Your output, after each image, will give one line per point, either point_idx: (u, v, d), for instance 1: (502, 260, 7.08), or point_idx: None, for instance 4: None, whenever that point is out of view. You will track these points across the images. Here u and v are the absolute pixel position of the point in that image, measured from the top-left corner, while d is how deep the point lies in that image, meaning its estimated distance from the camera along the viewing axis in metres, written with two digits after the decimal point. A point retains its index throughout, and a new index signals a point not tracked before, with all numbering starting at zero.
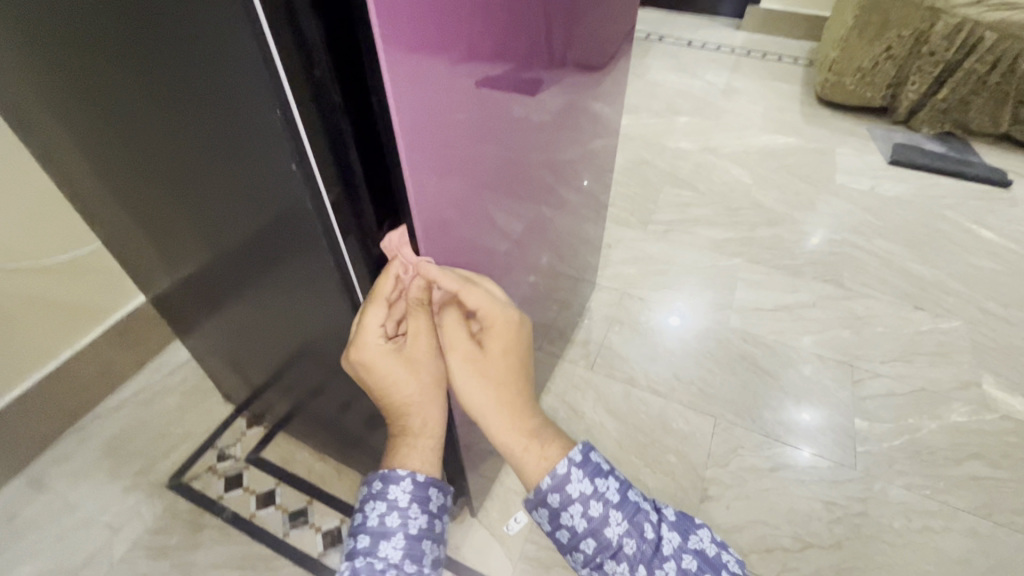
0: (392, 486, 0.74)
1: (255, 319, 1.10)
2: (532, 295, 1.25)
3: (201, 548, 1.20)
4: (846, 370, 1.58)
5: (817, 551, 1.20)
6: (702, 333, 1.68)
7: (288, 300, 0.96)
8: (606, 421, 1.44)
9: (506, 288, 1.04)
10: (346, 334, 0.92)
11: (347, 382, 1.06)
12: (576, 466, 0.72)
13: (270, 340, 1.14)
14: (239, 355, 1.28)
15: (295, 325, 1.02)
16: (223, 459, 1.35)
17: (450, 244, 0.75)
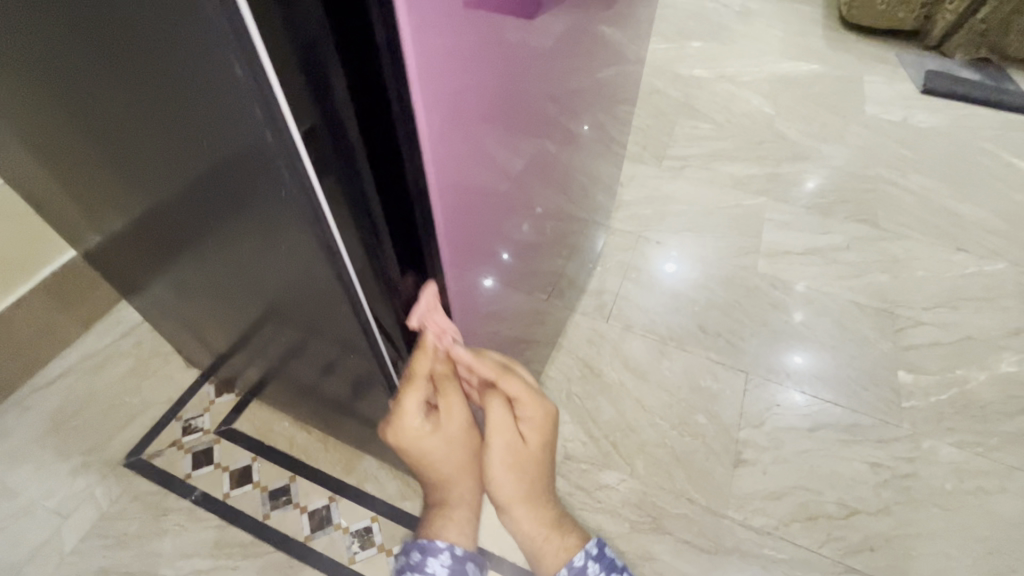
0: (431, 557, 0.80)
1: (215, 281, 0.90)
2: (546, 252, 1.10)
3: (167, 535, 1.04)
4: (887, 317, 1.43)
5: (864, 518, 1.09)
6: (728, 280, 1.51)
7: (253, 263, 0.77)
8: (626, 379, 1.29)
9: (520, 246, 0.91)
10: (323, 299, 0.73)
11: (325, 347, 0.88)
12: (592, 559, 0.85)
13: (234, 305, 0.94)
14: (195, 317, 1.08)
15: (262, 290, 0.83)
16: (189, 433, 1.17)
17: (462, 202, 0.61)
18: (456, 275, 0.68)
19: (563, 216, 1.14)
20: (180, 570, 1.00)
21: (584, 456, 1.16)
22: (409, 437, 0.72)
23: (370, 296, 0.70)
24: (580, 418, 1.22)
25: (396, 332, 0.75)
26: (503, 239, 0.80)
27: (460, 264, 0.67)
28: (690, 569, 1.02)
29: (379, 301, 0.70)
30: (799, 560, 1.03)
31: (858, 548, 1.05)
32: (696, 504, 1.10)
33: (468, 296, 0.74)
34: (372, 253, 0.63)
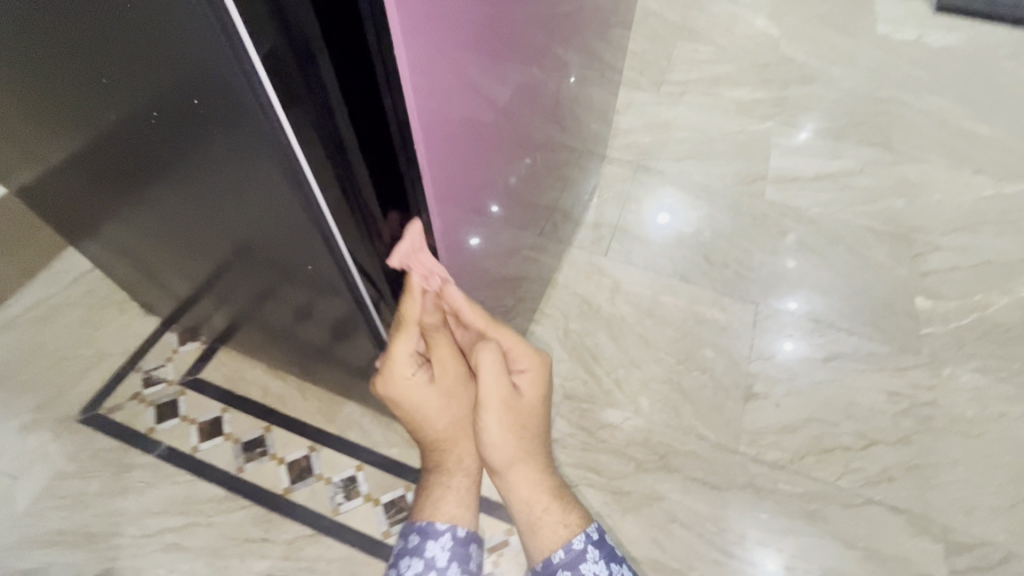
0: (429, 542, 0.68)
1: (174, 226, 0.79)
2: (544, 203, 1.03)
3: (130, 493, 0.94)
4: (903, 243, 1.34)
5: (883, 449, 1.02)
6: (734, 208, 1.40)
7: (212, 202, 0.67)
8: (628, 314, 1.19)
9: (518, 195, 0.83)
10: (292, 234, 0.63)
11: (295, 289, 0.76)
12: (593, 543, 0.68)
13: (197, 254, 0.84)
14: (151, 262, 0.96)
15: (225, 234, 0.73)
16: (151, 384, 1.07)
17: (455, 132, 0.54)
18: (441, 204, 0.58)
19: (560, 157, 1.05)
20: (146, 528, 0.91)
21: (585, 395, 1.07)
22: (402, 387, 0.65)
23: (339, 216, 0.59)
24: (580, 357, 1.12)
25: (373, 264, 0.65)
26: (495, 180, 0.70)
27: (445, 192, 0.57)
28: (701, 507, 0.95)
29: (351, 220, 0.60)
30: (817, 494, 0.97)
31: (877, 479, 0.99)
32: (706, 440, 1.02)
33: (456, 234, 0.64)
34: (335, 151, 0.52)
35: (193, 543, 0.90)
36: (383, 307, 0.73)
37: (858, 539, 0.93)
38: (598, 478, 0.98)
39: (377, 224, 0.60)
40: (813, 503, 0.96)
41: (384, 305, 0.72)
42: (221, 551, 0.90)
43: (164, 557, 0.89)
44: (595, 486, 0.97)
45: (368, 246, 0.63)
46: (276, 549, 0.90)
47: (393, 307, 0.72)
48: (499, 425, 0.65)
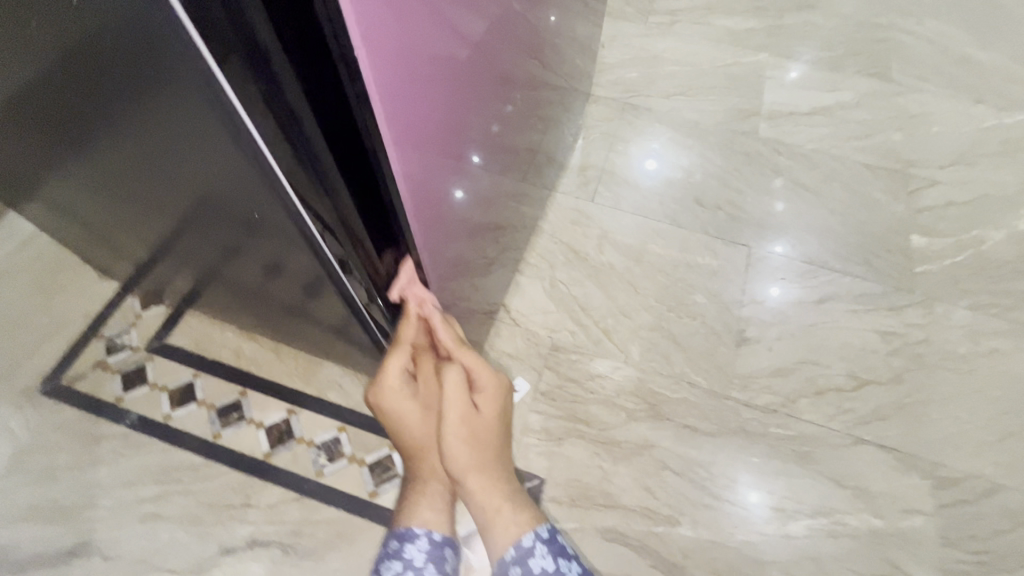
0: (408, 545, 0.74)
1: (124, 187, 0.71)
2: (525, 153, 0.96)
3: (102, 464, 0.90)
4: (900, 179, 1.29)
5: (874, 389, 1.01)
6: (726, 146, 1.33)
7: (159, 156, 0.59)
8: (617, 261, 1.14)
9: (496, 146, 0.76)
10: (246, 188, 0.55)
11: (258, 251, 0.69)
12: (542, 539, 0.73)
13: (153, 216, 0.76)
14: (104, 226, 0.88)
15: (179, 193, 0.66)
16: (115, 351, 1.00)
17: (416, 75, 0.46)
18: (398, 140, 0.48)
19: (542, 100, 0.97)
20: (121, 499, 0.88)
21: (573, 346, 1.04)
22: (387, 395, 0.75)
23: (286, 165, 0.50)
24: (568, 307, 1.08)
25: (334, 220, 0.57)
26: (466, 120, 0.60)
27: (403, 130, 0.47)
28: (692, 454, 0.94)
29: (301, 171, 0.51)
30: (807, 436, 0.96)
31: (867, 419, 0.98)
32: (697, 387, 1.00)
33: (421, 180, 0.54)
34: (268, 82, 0.43)
35: (172, 512, 0.87)
36: (350, 271, 0.64)
37: (848, 478, 0.92)
38: (589, 430, 0.96)
39: (333, 171, 0.51)
40: (804, 445, 0.95)
41: (351, 267, 0.64)
42: (201, 518, 0.87)
43: (142, 527, 0.86)
44: (585, 438, 0.95)
45: (327, 199, 0.54)
46: (259, 514, 0.87)
47: (362, 270, 0.64)
48: (460, 430, 0.76)
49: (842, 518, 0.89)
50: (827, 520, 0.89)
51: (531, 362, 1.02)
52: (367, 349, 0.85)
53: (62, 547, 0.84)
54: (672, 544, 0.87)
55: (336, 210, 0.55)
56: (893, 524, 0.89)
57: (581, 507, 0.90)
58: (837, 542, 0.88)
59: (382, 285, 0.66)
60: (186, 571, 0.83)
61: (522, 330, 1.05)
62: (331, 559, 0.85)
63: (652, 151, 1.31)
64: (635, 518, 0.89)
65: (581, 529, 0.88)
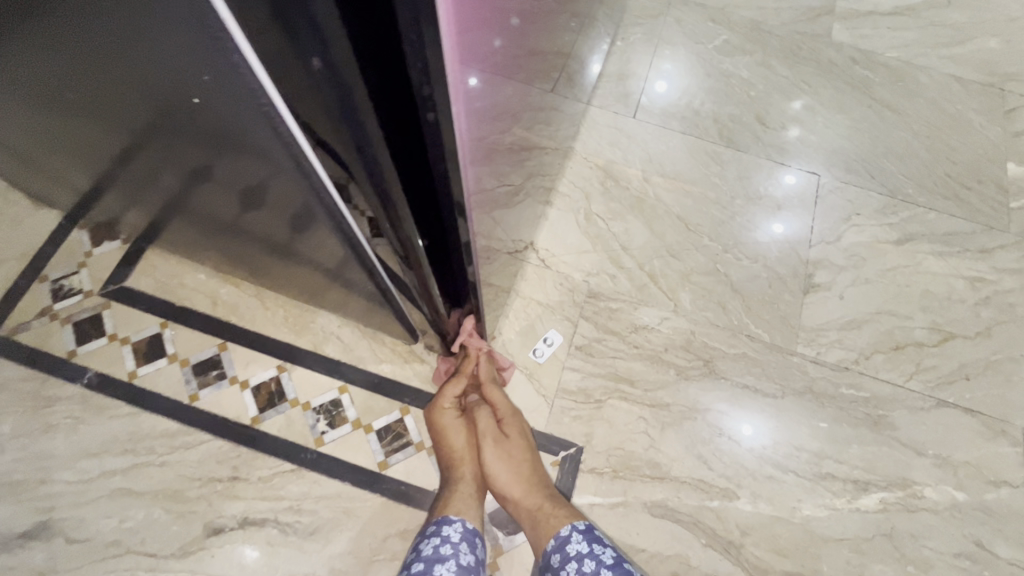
0: (445, 525, 0.65)
1: (12, 73, 0.49)
2: (558, 56, 0.75)
3: (57, 431, 0.76)
4: (995, 96, 1.08)
5: (960, 344, 0.87)
6: (793, 52, 1.10)
7: (52, 17, 0.38)
8: (664, 192, 0.96)
9: (536, 45, 0.57)
10: (173, 54, 0.34)
11: (225, 171, 0.50)
12: (579, 528, 0.65)
13: (68, 121, 0.55)
14: (17, 142, 0.66)
15: (87, 80, 0.44)
16: (63, 296, 0.83)
17: None
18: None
19: None
20: (84, 473, 0.74)
21: (614, 293, 0.88)
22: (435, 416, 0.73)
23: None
24: (606, 247, 0.91)
25: (326, 112, 0.36)
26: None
27: (463, 20, 0.30)
28: (751, 418, 0.81)
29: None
30: (883, 398, 0.83)
31: (952, 378, 0.85)
32: (758, 342, 0.86)
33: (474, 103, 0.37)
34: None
35: (146, 487, 0.74)
36: (354, 189, 0.44)
37: (928, 446, 0.81)
38: (633, 391, 0.82)
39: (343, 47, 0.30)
40: (879, 408, 0.83)
41: (355, 184, 0.44)
42: (181, 494, 0.74)
43: (111, 505, 0.73)
44: (629, 400, 0.82)
45: (324, 91, 0.34)
46: (250, 489, 0.74)
47: (368, 191, 0.44)
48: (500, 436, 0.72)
49: (921, 491, 0.78)
50: (903, 493, 0.78)
51: (564, 311, 0.86)
52: (372, 297, 0.68)
53: (17, 529, 0.71)
54: (729, 521, 0.76)
55: (330, 90, 0.34)
56: (977, 497, 0.78)
57: (625, 479, 0.78)
58: (914, 517, 0.77)
59: (396, 209, 0.46)
60: (167, 554, 0.71)
61: (552, 274, 0.89)
62: (337, 540, 0.73)
63: (663, 69, 1.07)
64: (687, 491, 0.77)
65: (626, 504, 0.77)
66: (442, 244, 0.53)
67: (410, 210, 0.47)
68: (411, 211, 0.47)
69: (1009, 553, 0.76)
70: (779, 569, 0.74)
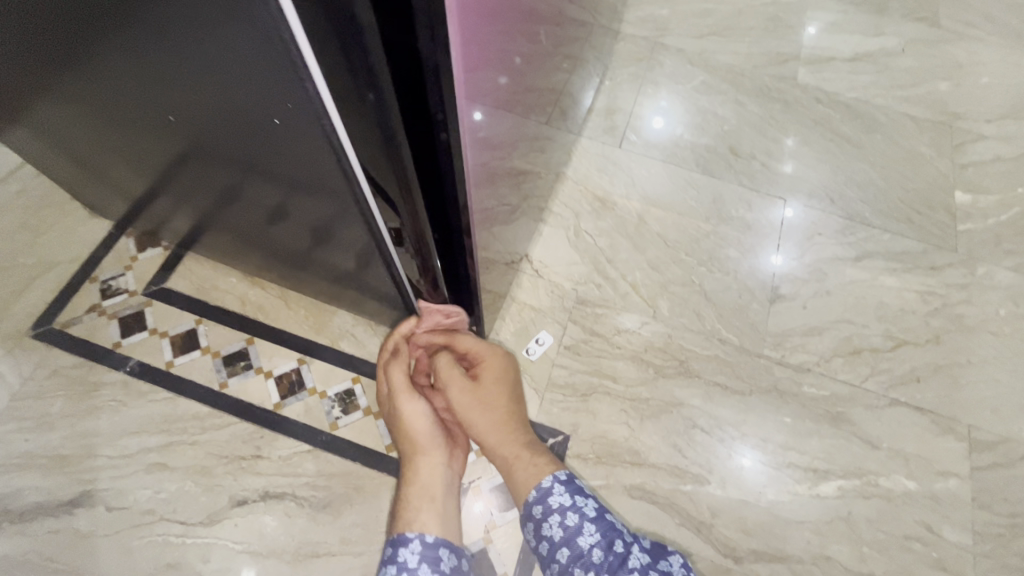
0: (402, 549, 0.69)
1: (108, 106, 0.60)
2: (552, 96, 0.88)
3: (103, 412, 0.85)
4: (945, 132, 1.21)
5: (912, 350, 0.97)
6: (763, 91, 1.24)
7: (169, 85, 0.50)
8: (646, 213, 1.08)
9: (531, 100, 0.72)
10: (252, 79, 0.43)
11: (274, 192, 0.61)
12: (561, 480, 0.74)
13: (142, 139, 0.65)
14: (90, 158, 0.77)
15: (165, 100, 0.53)
16: (111, 295, 0.94)
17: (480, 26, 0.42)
18: (461, 46, 0.39)
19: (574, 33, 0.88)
20: (124, 449, 0.83)
21: (599, 300, 0.98)
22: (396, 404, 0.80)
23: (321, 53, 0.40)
24: (594, 260, 1.02)
25: (371, 132, 0.46)
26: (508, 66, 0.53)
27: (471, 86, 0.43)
28: (722, 412, 0.90)
29: (336, 45, 0.39)
30: (841, 396, 0.92)
31: (904, 380, 0.94)
32: (728, 345, 0.95)
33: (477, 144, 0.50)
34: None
35: (179, 462, 0.83)
36: (383, 204, 0.56)
37: (882, 440, 0.89)
38: (616, 386, 0.92)
39: (390, 97, 0.43)
40: (838, 405, 0.92)
41: (384, 200, 0.55)
42: (210, 470, 0.82)
43: (147, 478, 0.82)
44: (612, 395, 0.91)
45: (371, 127, 0.46)
46: (271, 466, 0.83)
47: (395, 203, 0.56)
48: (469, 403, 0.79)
49: (876, 480, 0.87)
50: (859, 481, 0.87)
51: (555, 316, 0.96)
52: (387, 299, 0.78)
53: (64, 497, 0.80)
54: (701, 503, 0.84)
55: (377, 125, 0.46)
56: (927, 486, 0.87)
57: (608, 464, 0.86)
58: (869, 503, 0.85)
59: (417, 222, 0.58)
60: (195, 523, 0.80)
61: (545, 283, 0.99)
62: (348, 513, 0.81)
63: (654, 103, 1.20)
64: (664, 476, 0.86)
65: (607, 487, 0.85)
66: (450, 252, 0.63)
67: (427, 218, 0.58)
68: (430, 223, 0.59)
69: (955, 537, 0.84)
70: (745, 547, 0.82)
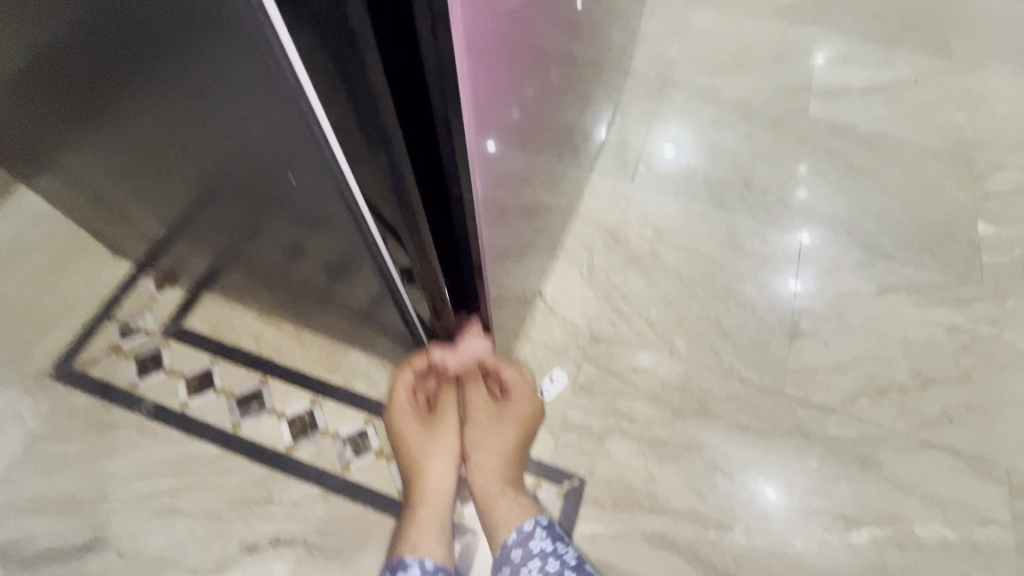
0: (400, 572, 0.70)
1: (145, 165, 0.64)
2: (562, 139, 0.91)
3: (117, 454, 0.85)
4: (963, 162, 1.19)
5: (941, 388, 0.93)
6: (774, 125, 1.24)
7: (205, 150, 0.53)
8: (658, 247, 1.07)
9: (541, 157, 0.75)
10: (266, 127, 0.44)
11: (291, 235, 0.62)
12: (542, 524, 0.74)
13: (173, 192, 0.68)
14: (119, 206, 0.80)
15: (190, 152, 0.55)
16: (129, 335, 0.95)
17: (492, 108, 0.46)
18: (471, 84, 0.39)
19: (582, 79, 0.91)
20: (137, 492, 0.83)
21: (614, 336, 0.97)
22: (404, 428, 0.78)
23: (337, 115, 0.41)
24: (608, 296, 1.01)
25: (382, 180, 0.47)
26: (517, 129, 0.56)
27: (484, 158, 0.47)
28: (744, 454, 0.87)
29: (346, 99, 0.39)
30: (870, 438, 0.89)
31: (935, 420, 0.90)
32: (748, 384, 0.93)
33: (490, 206, 0.53)
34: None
35: (190, 506, 0.82)
36: (393, 244, 0.56)
37: (915, 485, 0.85)
38: (632, 426, 0.89)
39: (401, 153, 0.44)
40: (865, 447, 0.88)
41: (395, 241, 0.55)
42: (221, 514, 0.82)
43: (159, 522, 0.81)
44: (629, 435, 0.89)
45: (384, 177, 0.46)
46: (282, 510, 0.82)
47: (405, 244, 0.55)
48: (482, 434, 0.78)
49: (910, 528, 0.83)
50: (893, 530, 0.82)
51: (569, 353, 0.95)
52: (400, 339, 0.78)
53: (76, 541, 0.80)
54: (725, 551, 0.81)
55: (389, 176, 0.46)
56: (966, 535, 0.82)
57: (625, 509, 0.84)
58: (904, 553, 0.81)
59: (426, 263, 0.58)
60: (205, 569, 0.78)
61: (558, 319, 0.98)
62: (359, 560, 0.79)
63: (666, 137, 1.21)
64: (684, 522, 0.83)
65: (626, 533, 0.82)
66: (462, 293, 0.65)
67: (438, 253, 0.57)
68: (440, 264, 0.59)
69: None
70: None
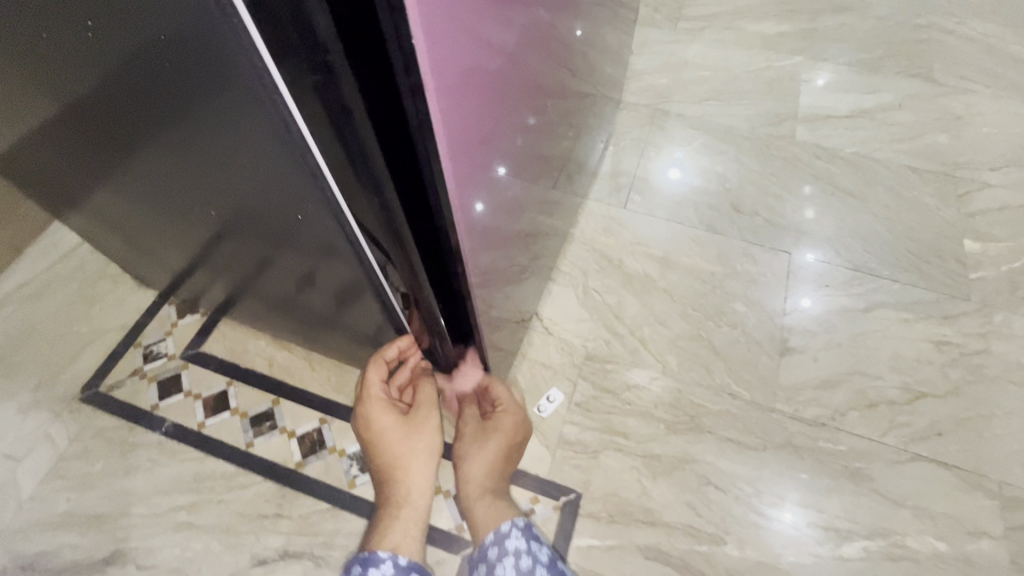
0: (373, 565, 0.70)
1: (172, 207, 0.71)
2: (556, 172, 0.96)
3: (138, 472, 0.91)
4: (948, 182, 1.23)
5: (931, 402, 0.95)
6: (763, 150, 1.29)
7: (225, 193, 0.60)
8: (650, 269, 1.11)
9: (534, 192, 0.80)
10: (277, 174, 0.51)
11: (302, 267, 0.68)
12: (518, 524, 0.73)
13: (197, 230, 0.75)
14: (145, 242, 0.88)
15: (215, 198, 0.62)
16: (152, 359, 1.01)
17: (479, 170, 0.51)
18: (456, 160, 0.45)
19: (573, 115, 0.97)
20: (156, 507, 0.88)
21: (608, 356, 1.01)
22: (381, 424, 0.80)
23: (336, 165, 0.47)
24: (603, 317, 1.05)
25: (378, 221, 0.52)
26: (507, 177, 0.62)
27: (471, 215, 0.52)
28: (736, 469, 0.90)
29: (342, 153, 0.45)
30: (860, 452, 0.91)
31: (925, 434, 0.92)
32: (740, 400, 0.96)
33: (479, 253, 0.58)
34: (314, 51, 0.37)
35: (205, 521, 0.87)
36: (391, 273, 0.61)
37: (906, 497, 0.87)
38: (627, 443, 0.92)
39: (395, 206, 0.49)
40: (856, 461, 0.90)
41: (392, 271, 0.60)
42: (234, 528, 0.86)
43: (176, 536, 0.86)
44: (624, 452, 0.92)
45: (379, 220, 0.52)
46: (291, 525, 0.86)
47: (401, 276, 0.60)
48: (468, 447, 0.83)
49: (901, 540, 0.84)
50: (884, 543, 0.84)
51: (566, 373, 0.99)
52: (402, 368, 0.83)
53: (99, 555, 0.85)
54: (718, 565, 0.83)
55: (383, 221, 0.51)
56: (958, 548, 0.84)
57: (620, 523, 0.86)
58: (895, 564, 0.83)
59: (423, 300, 0.62)
60: None
61: (555, 340, 1.03)
62: None
63: (657, 164, 1.27)
64: (679, 536, 0.85)
65: (621, 547, 0.85)
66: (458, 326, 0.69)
67: (433, 295, 0.61)
68: (435, 304, 0.63)
69: None
70: None
